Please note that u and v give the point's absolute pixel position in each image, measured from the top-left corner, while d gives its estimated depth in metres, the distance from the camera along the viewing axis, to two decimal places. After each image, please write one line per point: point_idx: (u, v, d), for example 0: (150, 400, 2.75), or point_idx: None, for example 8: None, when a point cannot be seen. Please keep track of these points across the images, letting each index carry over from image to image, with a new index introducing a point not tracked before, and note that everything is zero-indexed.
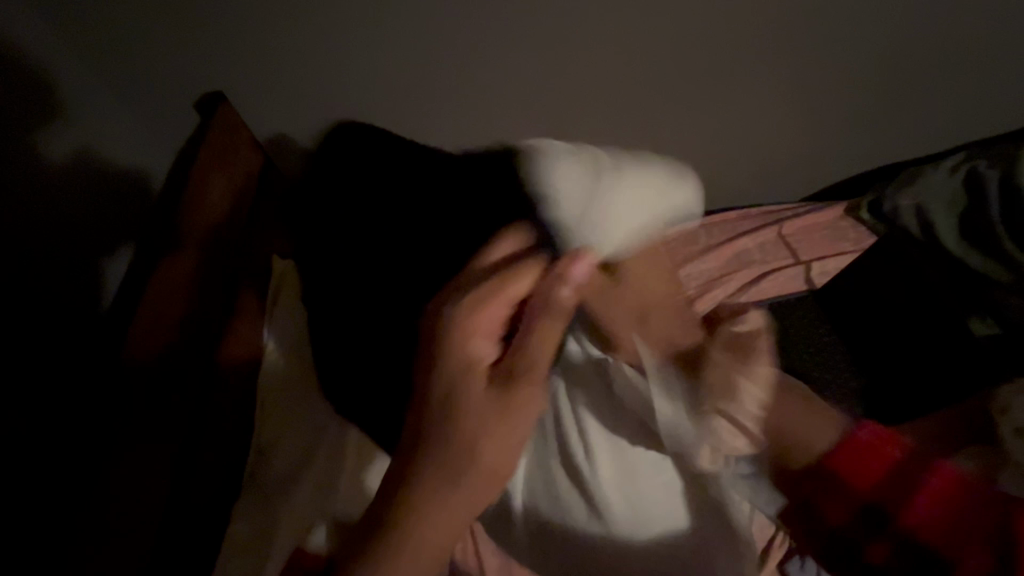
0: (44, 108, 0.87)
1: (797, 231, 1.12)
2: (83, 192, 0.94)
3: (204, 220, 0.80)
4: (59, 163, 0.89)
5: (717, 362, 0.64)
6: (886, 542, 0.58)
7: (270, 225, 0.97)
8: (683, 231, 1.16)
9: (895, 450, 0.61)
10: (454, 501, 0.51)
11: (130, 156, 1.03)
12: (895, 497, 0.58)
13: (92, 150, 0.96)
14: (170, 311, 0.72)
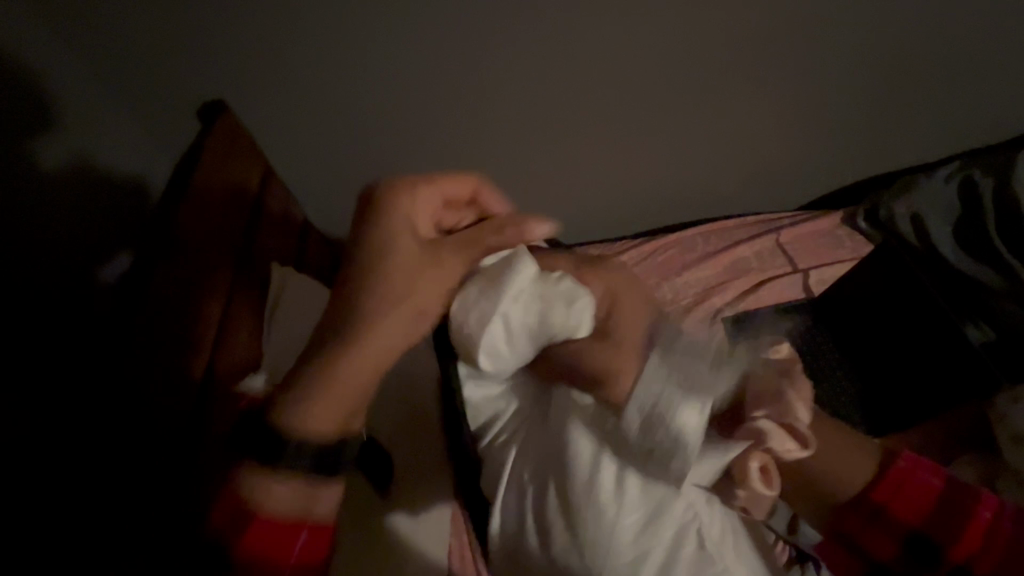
0: (35, 115, 0.86)
1: (794, 240, 1.13)
2: (73, 199, 0.92)
3: (202, 227, 0.80)
4: (48, 168, 0.88)
5: (764, 429, 0.60)
6: (942, 570, 0.65)
7: (267, 231, 0.97)
8: (682, 239, 1.16)
9: (932, 480, 0.66)
10: (365, 336, 0.55)
11: (127, 162, 1.02)
12: (944, 530, 0.64)
13: (89, 158, 0.95)
14: (164, 314, 0.72)
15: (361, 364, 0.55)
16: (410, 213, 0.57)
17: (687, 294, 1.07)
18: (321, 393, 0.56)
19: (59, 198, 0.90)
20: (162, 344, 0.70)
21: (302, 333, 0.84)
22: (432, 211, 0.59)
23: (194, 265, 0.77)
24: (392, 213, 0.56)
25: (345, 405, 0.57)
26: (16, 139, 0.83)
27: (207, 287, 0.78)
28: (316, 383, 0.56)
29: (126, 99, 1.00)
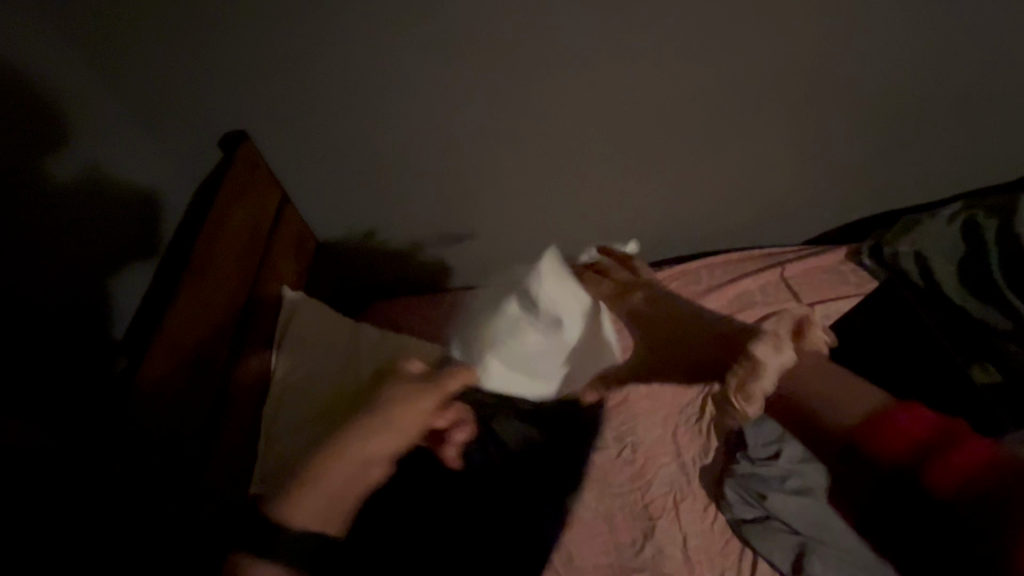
0: (42, 130, 0.77)
1: (799, 274, 1.14)
2: (65, 216, 0.79)
3: (224, 255, 0.83)
4: (59, 181, 0.78)
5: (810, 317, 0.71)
6: (904, 477, 0.58)
7: (285, 252, 1.01)
8: (687, 272, 1.18)
9: (925, 431, 0.58)
10: (384, 437, 0.68)
11: (140, 174, 0.92)
12: (928, 455, 0.57)
13: (101, 169, 0.86)
14: (187, 334, 0.73)
15: (336, 463, 0.66)
16: (392, 415, 0.68)
17: None
18: (291, 504, 0.64)
19: (79, 218, 0.81)
20: (184, 365, 0.72)
21: (315, 345, 0.89)
22: (418, 420, 0.70)
23: (217, 284, 0.80)
24: (386, 408, 0.69)
25: (336, 505, 0.66)
26: (23, 152, 0.74)
27: (226, 310, 0.81)
28: (334, 467, 0.65)
29: (145, 117, 0.94)
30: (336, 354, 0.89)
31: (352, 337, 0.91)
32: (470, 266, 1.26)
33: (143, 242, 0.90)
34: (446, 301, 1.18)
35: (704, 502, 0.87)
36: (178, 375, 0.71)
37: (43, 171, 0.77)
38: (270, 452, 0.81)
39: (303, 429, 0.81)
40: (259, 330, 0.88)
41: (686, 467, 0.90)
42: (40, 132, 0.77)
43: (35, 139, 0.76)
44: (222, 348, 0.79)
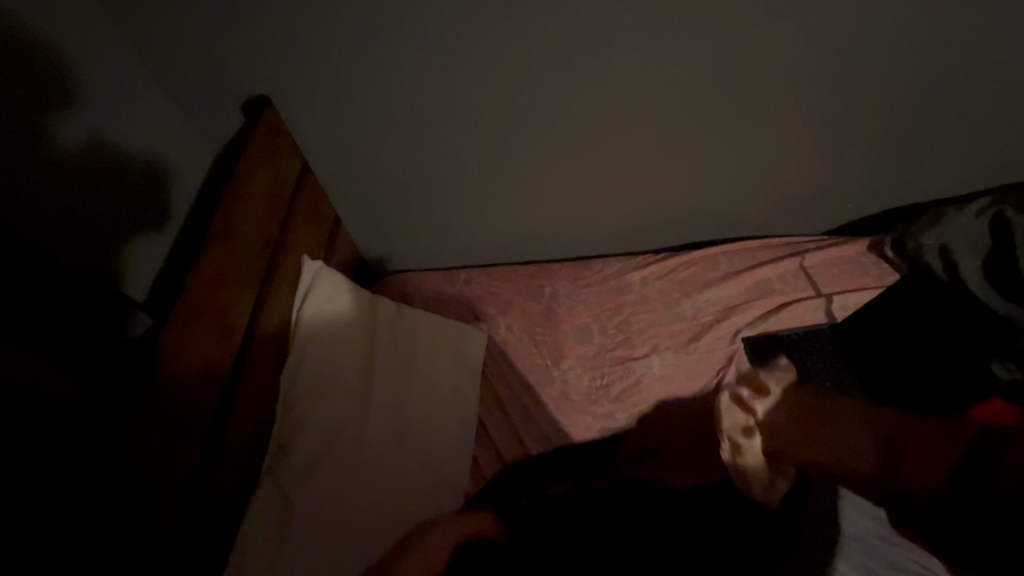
0: (54, 91, 0.72)
1: (820, 265, 1.13)
2: (44, 177, 0.70)
3: (243, 224, 0.82)
4: (71, 147, 0.74)
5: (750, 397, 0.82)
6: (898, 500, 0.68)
7: (307, 220, 1.01)
8: (703, 258, 1.17)
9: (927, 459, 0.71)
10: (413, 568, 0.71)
11: (145, 141, 0.88)
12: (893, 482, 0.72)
13: (106, 137, 0.81)
14: (203, 306, 0.73)
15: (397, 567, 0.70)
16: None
17: (706, 313, 1.09)
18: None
19: (71, 180, 0.74)
20: (202, 338, 0.72)
21: (334, 310, 0.90)
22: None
23: (239, 254, 0.80)
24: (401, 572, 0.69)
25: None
26: (27, 113, 0.68)
27: (243, 277, 0.80)
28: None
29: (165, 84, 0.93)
30: (356, 322, 0.91)
31: (368, 309, 0.95)
32: (489, 243, 1.27)
33: (128, 196, 0.84)
34: (462, 276, 1.20)
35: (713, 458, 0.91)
36: (196, 348, 0.70)
37: (59, 132, 0.73)
38: (282, 418, 0.79)
39: (333, 399, 0.81)
40: (276, 298, 0.87)
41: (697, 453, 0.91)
42: (48, 89, 0.71)
43: (40, 98, 0.70)
44: (239, 316, 0.79)
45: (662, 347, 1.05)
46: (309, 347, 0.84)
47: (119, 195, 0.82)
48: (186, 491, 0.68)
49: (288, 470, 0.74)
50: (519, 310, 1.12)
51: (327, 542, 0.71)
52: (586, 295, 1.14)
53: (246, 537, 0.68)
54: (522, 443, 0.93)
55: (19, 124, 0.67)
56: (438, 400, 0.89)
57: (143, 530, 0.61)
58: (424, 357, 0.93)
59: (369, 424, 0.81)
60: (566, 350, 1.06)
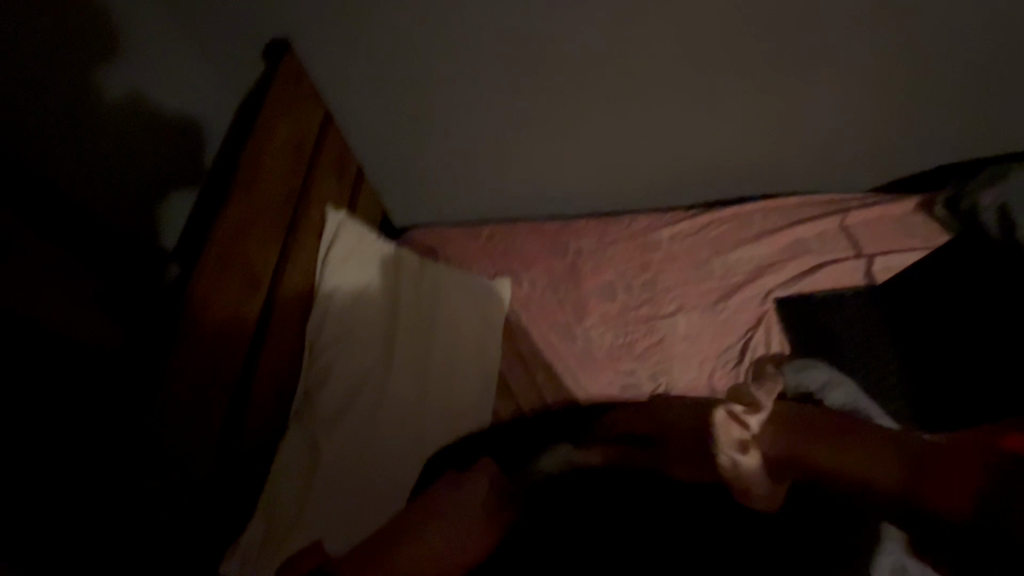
0: (92, 40, 0.71)
1: (863, 224, 1.07)
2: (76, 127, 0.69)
3: (266, 173, 0.81)
4: (105, 97, 0.73)
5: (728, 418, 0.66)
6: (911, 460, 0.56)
7: (330, 170, 1.00)
8: (738, 214, 1.12)
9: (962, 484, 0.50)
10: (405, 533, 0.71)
11: (174, 95, 0.86)
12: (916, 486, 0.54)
13: (137, 86, 0.79)
14: (230, 256, 0.73)
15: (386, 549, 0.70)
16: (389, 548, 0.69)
17: (737, 272, 1.05)
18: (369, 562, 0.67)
19: (102, 131, 0.73)
20: (227, 287, 0.71)
21: (356, 265, 0.90)
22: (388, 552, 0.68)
23: (263, 203, 0.80)
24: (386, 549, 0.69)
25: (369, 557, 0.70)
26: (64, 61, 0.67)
27: (268, 225, 0.80)
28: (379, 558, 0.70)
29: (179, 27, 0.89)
30: (380, 279, 0.91)
31: (391, 264, 0.94)
32: (512, 197, 1.25)
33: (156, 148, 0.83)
34: (485, 230, 1.18)
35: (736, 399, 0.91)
36: (222, 297, 0.70)
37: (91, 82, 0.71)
38: (309, 370, 0.80)
39: (357, 354, 0.82)
40: (302, 247, 0.87)
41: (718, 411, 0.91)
42: (86, 39, 0.70)
43: (78, 47, 0.69)
44: (266, 265, 0.79)
45: (688, 307, 1.02)
46: (333, 303, 0.85)
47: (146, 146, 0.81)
48: (222, 431, 0.69)
49: (315, 419, 0.76)
50: (543, 266, 1.11)
51: (351, 488, 0.73)
52: (612, 251, 1.11)
53: (275, 483, 0.71)
54: (542, 397, 0.93)
55: (56, 71, 0.66)
56: (461, 356, 0.89)
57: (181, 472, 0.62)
58: (447, 313, 0.93)
59: (391, 380, 0.82)
60: (589, 308, 1.04)
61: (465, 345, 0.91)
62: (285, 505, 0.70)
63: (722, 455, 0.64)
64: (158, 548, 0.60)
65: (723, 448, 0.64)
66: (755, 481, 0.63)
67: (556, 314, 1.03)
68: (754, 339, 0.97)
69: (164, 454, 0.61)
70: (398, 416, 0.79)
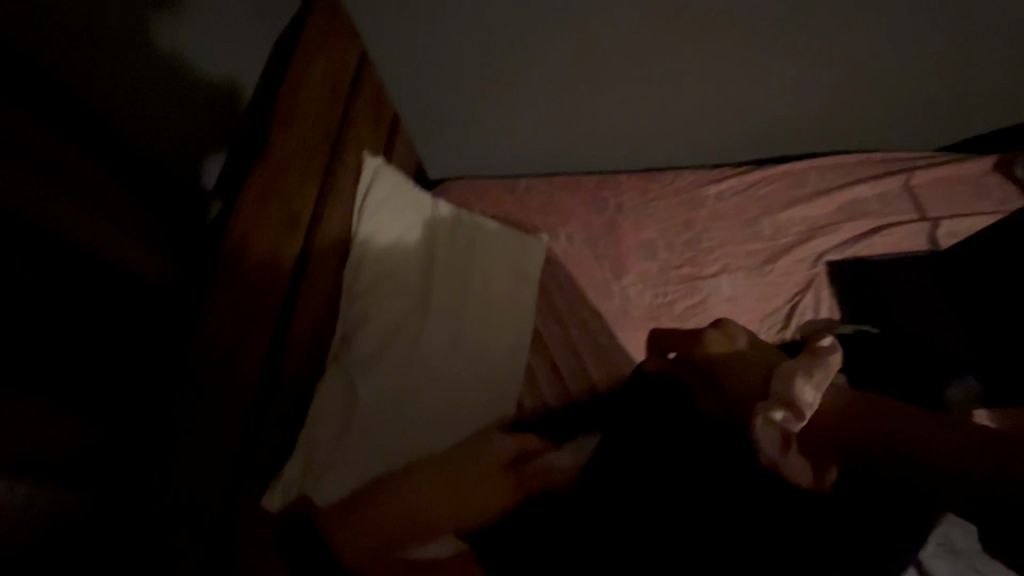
0: None
1: (926, 184, 1.02)
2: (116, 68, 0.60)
3: (304, 112, 0.80)
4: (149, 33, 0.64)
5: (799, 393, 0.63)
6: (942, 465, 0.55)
7: (368, 114, 0.98)
8: (791, 172, 1.06)
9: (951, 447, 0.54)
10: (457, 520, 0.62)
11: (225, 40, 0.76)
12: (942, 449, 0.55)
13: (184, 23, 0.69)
14: (267, 194, 0.71)
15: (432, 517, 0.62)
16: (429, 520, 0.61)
17: (787, 232, 1.00)
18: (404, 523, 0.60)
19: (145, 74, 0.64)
20: (267, 224, 0.71)
21: (393, 211, 0.88)
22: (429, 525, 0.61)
23: (302, 141, 0.78)
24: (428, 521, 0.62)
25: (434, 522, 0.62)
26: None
27: (307, 165, 0.79)
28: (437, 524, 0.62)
29: None
30: (417, 227, 0.89)
31: (427, 213, 0.92)
32: (551, 150, 1.21)
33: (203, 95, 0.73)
34: (522, 183, 1.14)
35: None
36: (261, 234, 0.70)
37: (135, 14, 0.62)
38: (345, 314, 0.79)
39: (394, 300, 0.80)
40: (341, 191, 0.86)
41: None
42: None
43: None
44: (306, 205, 0.78)
45: (733, 267, 0.98)
46: (370, 248, 0.83)
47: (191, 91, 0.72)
48: (266, 365, 0.69)
49: (352, 362, 0.75)
50: (581, 220, 1.07)
51: (386, 432, 0.71)
52: (654, 208, 1.07)
53: (312, 424, 0.70)
54: (577, 354, 0.91)
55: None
56: (495, 309, 0.88)
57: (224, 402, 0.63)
58: (484, 265, 0.91)
59: (428, 327, 0.80)
60: (628, 266, 1.01)
61: (501, 299, 0.89)
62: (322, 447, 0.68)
63: (764, 447, 0.62)
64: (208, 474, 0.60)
65: (762, 439, 0.62)
66: (790, 463, 0.61)
67: (594, 270, 1.01)
68: (802, 303, 0.93)
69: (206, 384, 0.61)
70: (436, 364, 0.78)
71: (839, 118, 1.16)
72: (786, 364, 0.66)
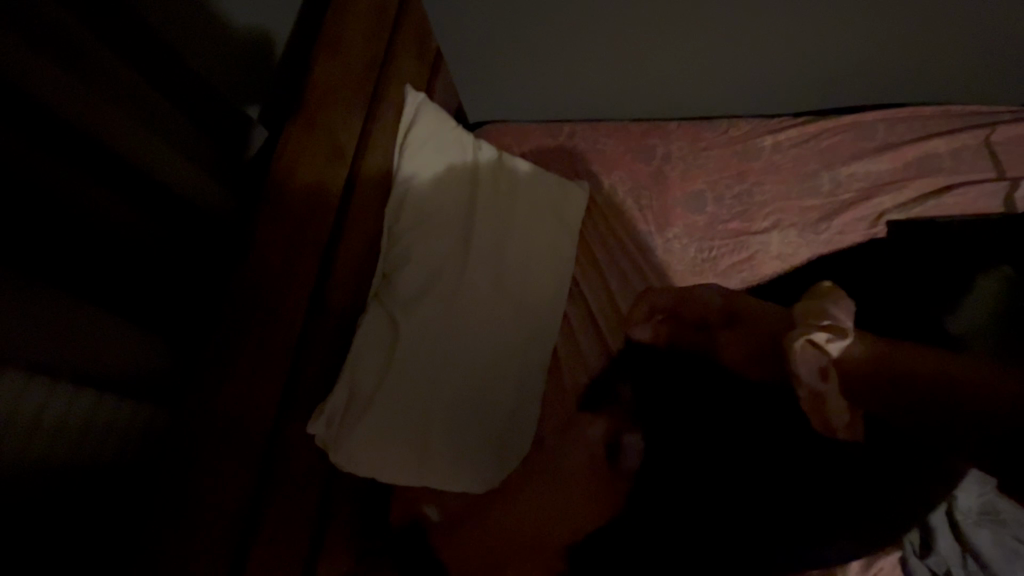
0: None
1: (1008, 141, 0.95)
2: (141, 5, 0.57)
3: (350, 39, 0.77)
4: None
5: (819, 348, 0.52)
6: None
7: (413, 47, 0.94)
8: (857, 123, 1.01)
9: None
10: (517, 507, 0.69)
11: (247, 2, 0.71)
12: None
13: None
14: (311, 124, 0.70)
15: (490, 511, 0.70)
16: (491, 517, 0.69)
17: (847, 189, 0.95)
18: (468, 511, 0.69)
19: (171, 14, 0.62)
20: (312, 154, 0.70)
21: (435, 147, 0.85)
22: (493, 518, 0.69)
23: (346, 70, 0.76)
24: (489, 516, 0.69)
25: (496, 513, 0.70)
26: None
27: (352, 95, 0.77)
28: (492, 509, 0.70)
29: None
30: (461, 166, 0.87)
31: (470, 152, 0.89)
32: (597, 94, 1.16)
33: (226, 39, 0.70)
34: (566, 129, 1.10)
35: None
36: (306, 164, 0.69)
37: None
38: (386, 250, 0.78)
39: (435, 239, 0.79)
40: (386, 125, 0.84)
41: None
42: None
43: None
44: (350, 137, 0.76)
45: (786, 223, 0.94)
46: (411, 184, 0.82)
47: (216, 37, 0.68)
48: (312, 296, 0.70)
49: (394, 297, 0.75)
50: (626, 169, 1.03)
51: (428, 370, 0.72)
52: (704, 157, 1.02)
53: (354, 358, 0.70)
54: (615, 307, 0.89)
55: None
56: (536, 254, 0.87)
57: (272, 327, 0.63)
58: (526, 208, 0.89)
59: (469, 266, 0.80)
60: (674, 218, 0.97)
61: (542, 247, 0.88)
62: (365, 380, 0.69)
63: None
64: (262, 393, 0.62)
65: (800, 364, 0.52)
66: (834, 396, 0.52)
67: (638, 220, 0.97)
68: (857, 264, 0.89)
69: (252, 311, 0.61)
70: (476, 306, 0.78)
71: (915, 66, 1.07)
72: (792, 308, 0.61)
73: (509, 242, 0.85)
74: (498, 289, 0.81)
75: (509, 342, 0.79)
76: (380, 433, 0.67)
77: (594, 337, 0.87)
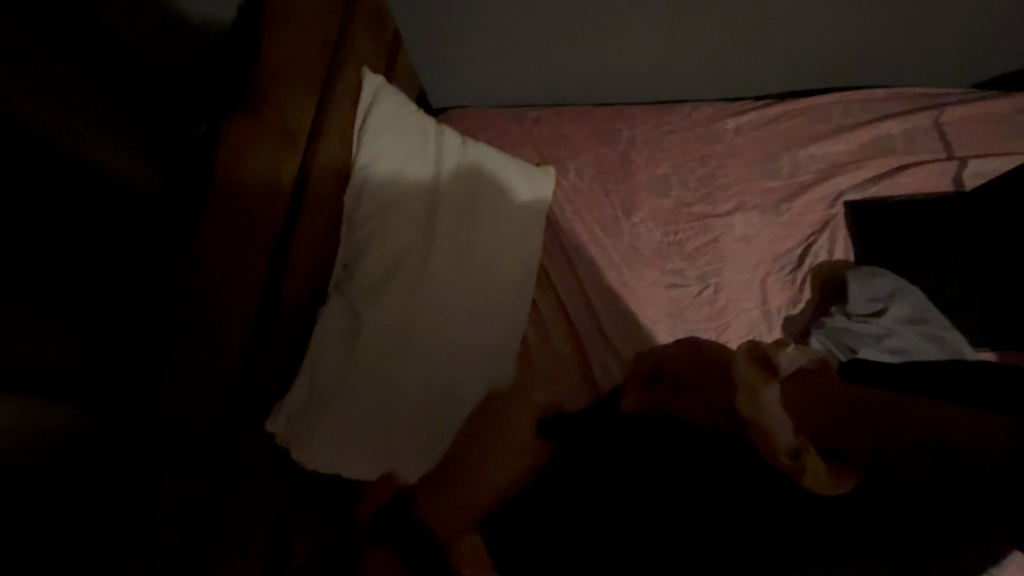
0: None
1: (955, 122, 0.99)
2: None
3: (300, 18, 0.73)
4: None
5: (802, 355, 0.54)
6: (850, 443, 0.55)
7: (369, 28, 0.91)
8: (815, 106, 1.02)
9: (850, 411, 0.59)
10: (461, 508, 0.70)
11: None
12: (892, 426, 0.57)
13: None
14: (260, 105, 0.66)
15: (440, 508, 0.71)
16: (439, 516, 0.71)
17: (806, 171, 0.97)
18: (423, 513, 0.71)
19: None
20: (260, 137, 0.66)
21: (395, 132, 0.83)
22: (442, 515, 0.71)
23: (296, 51, 0.72)
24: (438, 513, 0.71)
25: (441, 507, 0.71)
26: None
27: (304, 77, 0.73)
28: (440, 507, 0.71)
29: None
30: (423, 151, 0.85)
31: (431, 137, 0.87)
32: (561, 78, 1.14)
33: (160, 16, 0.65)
34: (530, 113, 1.08)
35: (792, 300, 0.88)
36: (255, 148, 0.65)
37: None
38: (346, 241, 0.75)
39: (398, 228, 0.77)
40: (341, 109, 0.81)
41: (769, 313, 0.87)
42: None
43: None
44: (302, 121, 0.73)
45: (748, 206, 0.95)
46: (370, 171, 0.79)
47: None
48: (267, 289, 0.67)
49: (356, 288, 0.72)
50: (592, 154, 1.02)
51: (394, 364, 0.70)
52: (668, 141, 1.02)
53: (315, 353, 0.68)
54: (583, 292, 0.89)
55: None
56: (503, 241, 0.85)
57: (221, 321, 0.60)
58: (490, 194, 0.87)
59: (434, 254, 0.78)
60: (639, 202, 0.97)
61: (509, 232, 0.86)
62: (327, 376, 0.67)
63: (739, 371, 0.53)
64: (212, 392, 0.59)
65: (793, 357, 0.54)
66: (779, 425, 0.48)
67: (605, 204, 0.97)
68: (817, 244, 0.91)
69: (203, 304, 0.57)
70: (443, 295, 0.76)
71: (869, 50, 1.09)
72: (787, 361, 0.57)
73: (475, 230, 0.83)
74: (465, 277, 0.79)
75: (478, 332, 0.78)
76: (343, 428, 0.65)
77: (562, 324, 0.87)
